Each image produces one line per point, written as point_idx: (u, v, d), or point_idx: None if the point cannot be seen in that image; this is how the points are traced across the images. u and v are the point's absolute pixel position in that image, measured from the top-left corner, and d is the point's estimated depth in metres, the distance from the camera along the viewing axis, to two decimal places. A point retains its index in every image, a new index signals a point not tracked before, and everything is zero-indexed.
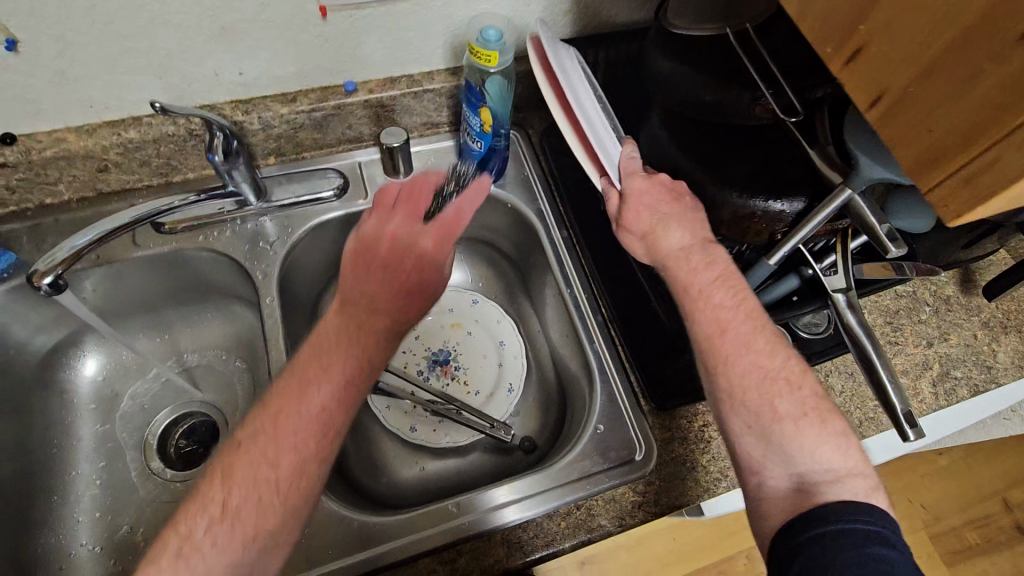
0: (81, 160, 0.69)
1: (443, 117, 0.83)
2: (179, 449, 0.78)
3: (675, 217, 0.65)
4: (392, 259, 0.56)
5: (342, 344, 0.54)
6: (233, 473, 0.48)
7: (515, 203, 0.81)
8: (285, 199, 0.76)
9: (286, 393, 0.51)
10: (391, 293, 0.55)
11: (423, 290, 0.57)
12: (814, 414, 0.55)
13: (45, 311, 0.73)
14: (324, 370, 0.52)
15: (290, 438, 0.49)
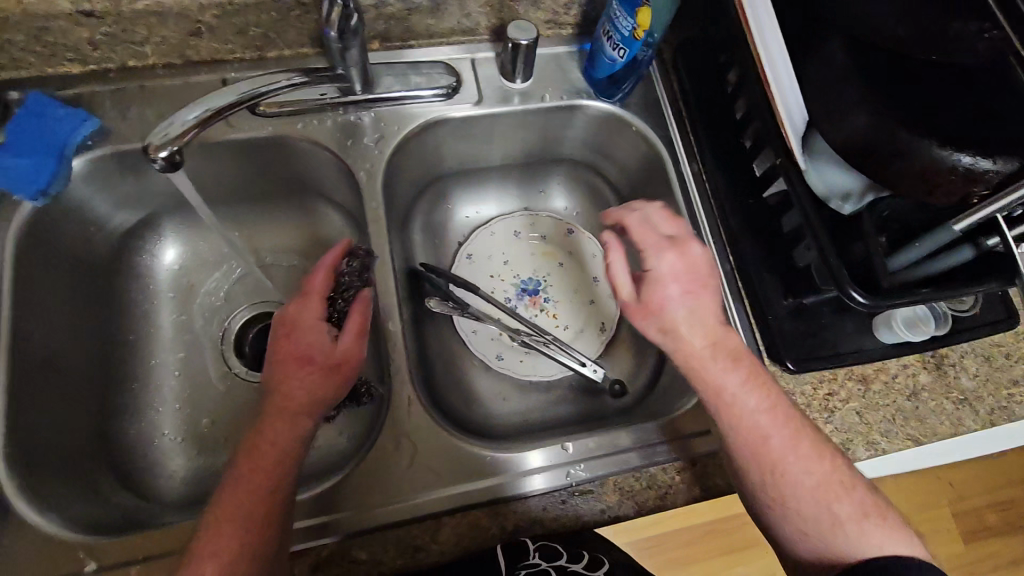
0: (174, 19, 0.60)
1: (571, 17, 0.72)
2: (254, 350, 0.72)
3: (681, 250, 0.56)
4: (282, 344, 0.54)
5: (257, 452, 0.48)
6: None
7: (643, 129, 0.72)
8: (391, 93, 0.68)
9: (214, 522, 0.46)
10: (283, 378, 0.52)
11: (329, 361, 0.53)
12: (876, 511, 0.50)
13: (128, 188, 0.67)
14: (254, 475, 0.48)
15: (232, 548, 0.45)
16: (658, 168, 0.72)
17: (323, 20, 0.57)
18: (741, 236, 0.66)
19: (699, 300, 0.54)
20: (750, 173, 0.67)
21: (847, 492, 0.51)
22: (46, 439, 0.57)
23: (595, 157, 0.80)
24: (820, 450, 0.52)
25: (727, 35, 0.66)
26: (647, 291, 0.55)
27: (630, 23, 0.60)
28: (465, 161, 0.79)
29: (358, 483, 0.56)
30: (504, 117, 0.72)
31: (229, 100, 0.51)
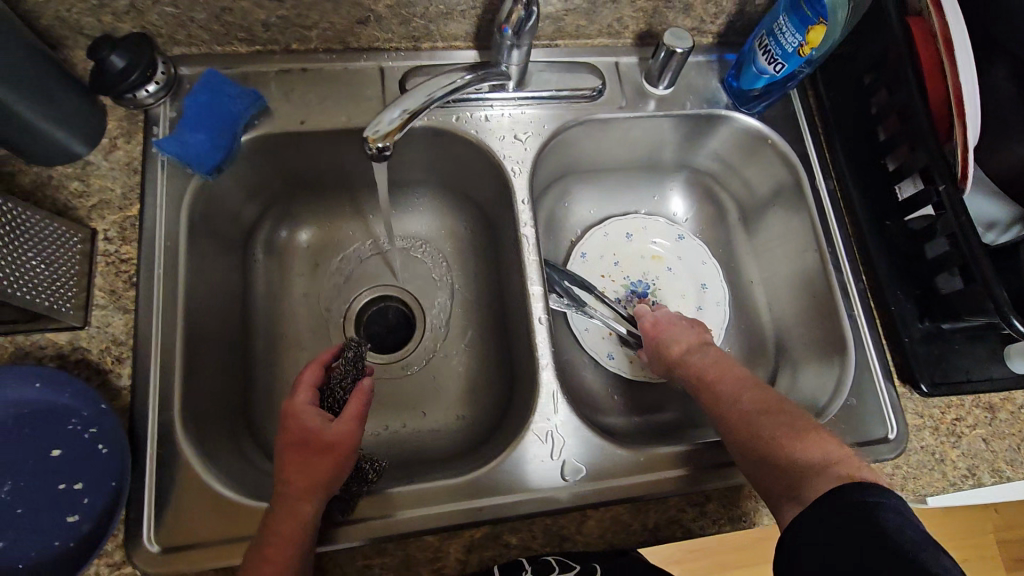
0: (348, 6, 0.62)
1: (716, 25, 0.72)
2: (369, 329, 0.78)
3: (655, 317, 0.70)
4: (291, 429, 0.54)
5: (281, 517, 0.50)
6: None
7: (778, 142, 0.73)
8: (543, 91, 0.70)
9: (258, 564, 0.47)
10: (288, 464, 0.52)
11: (324, 447, 0.53)
12: (802, 432, 0.52)
13: (279, 167, 0.69)
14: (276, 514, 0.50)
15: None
16: (792, 183, 0.73)
17: (501, 19, 0.59)
18: (877, 258, 0.68)
19: (694, 343, 0.65)
20: (893, 194, 0.68)
21: (789, 442, 0.51)
22: (209, 406, 0.60)
23: (714, 167, 0.81)
24: (789, 425, 0.53)
25: (880, 56, 0.66)
26: (656, 360, 0.68)
27: (798, 40, 0.60)
28: (589, 161, 0.80)
29: (369, 515, 0.55)
30: (641, 121, 0.73)
31: (427, 97, 0.52)
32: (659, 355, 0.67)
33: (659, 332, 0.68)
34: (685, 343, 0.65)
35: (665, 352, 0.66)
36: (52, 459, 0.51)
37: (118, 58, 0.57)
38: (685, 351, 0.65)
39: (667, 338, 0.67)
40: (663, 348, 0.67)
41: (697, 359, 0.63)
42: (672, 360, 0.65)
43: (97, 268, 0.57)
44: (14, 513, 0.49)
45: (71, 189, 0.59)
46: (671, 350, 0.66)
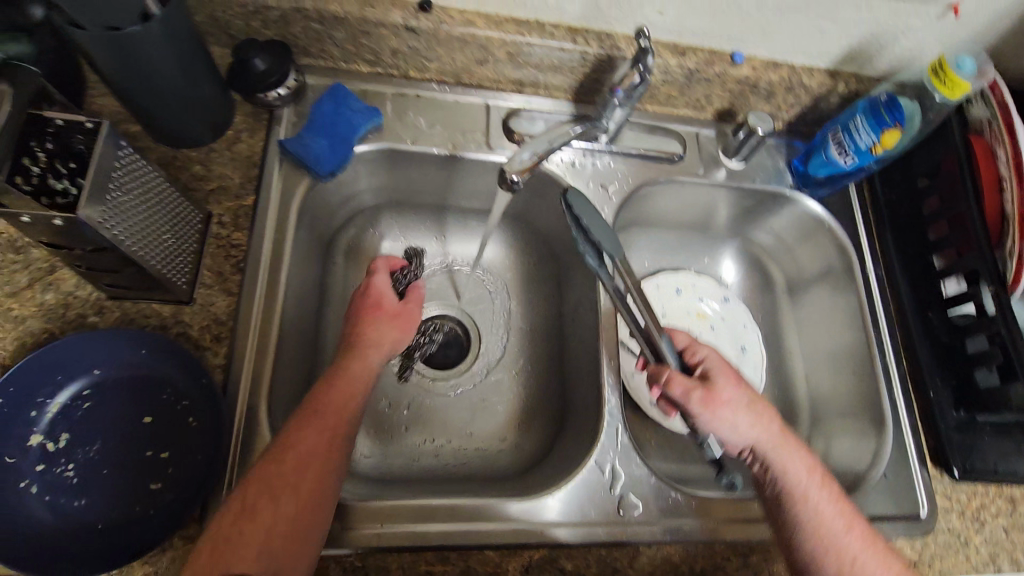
0: (474, 47, 0.67)
1: (790, 113, 0.79)
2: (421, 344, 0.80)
3: (734, 375, 0.62)
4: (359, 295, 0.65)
5: (344, 369, 0.57)
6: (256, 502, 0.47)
7: (835, 227, 0.79)
8: (631, 149, 0.76)
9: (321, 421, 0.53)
10: (358, 321, 0.62)
11: (391, 310, 0.64)
12: None
13: (376, 180, 0.73)
14: (328, 391, 0.55)
15: (293, 467, 0.49)
16: (843, 265, 0.79)
17: (614, 81, 0.64)
18: (919, 343, 0.73)
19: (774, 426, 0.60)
20: (937, 289, 0.74)
21: None
22: (285, 395, 0.62)
23: (767, 239, 0.87)
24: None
25: (936, 165, 0.74)
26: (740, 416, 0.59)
27: (873, 138, 0.67)
28: (654, 217, 0.86)
29: (416, 521, 0.57)
30: (711, 189, 0.80)
31: (556, 143, 0.56)
32: (753, 425, 0.59)
33: (750, 393, 0.61)
34: (773, 425, 0.60)
35: (755, 422, 0.59)
36: (143, 425, 0.53)
37: (261, 60, 0.62)
38: (777, 435, 0.59)
39: (762, 409, 0.60)
40: (757, 418, 0.60)
41: (787, 454, 0.59)
42: (772, 437, 0.59)
43: (207, 248, 0.60)
44: (99, 473, 0.51)
45: (193, 172, 0.62)
46: (769, 427, 0.59)
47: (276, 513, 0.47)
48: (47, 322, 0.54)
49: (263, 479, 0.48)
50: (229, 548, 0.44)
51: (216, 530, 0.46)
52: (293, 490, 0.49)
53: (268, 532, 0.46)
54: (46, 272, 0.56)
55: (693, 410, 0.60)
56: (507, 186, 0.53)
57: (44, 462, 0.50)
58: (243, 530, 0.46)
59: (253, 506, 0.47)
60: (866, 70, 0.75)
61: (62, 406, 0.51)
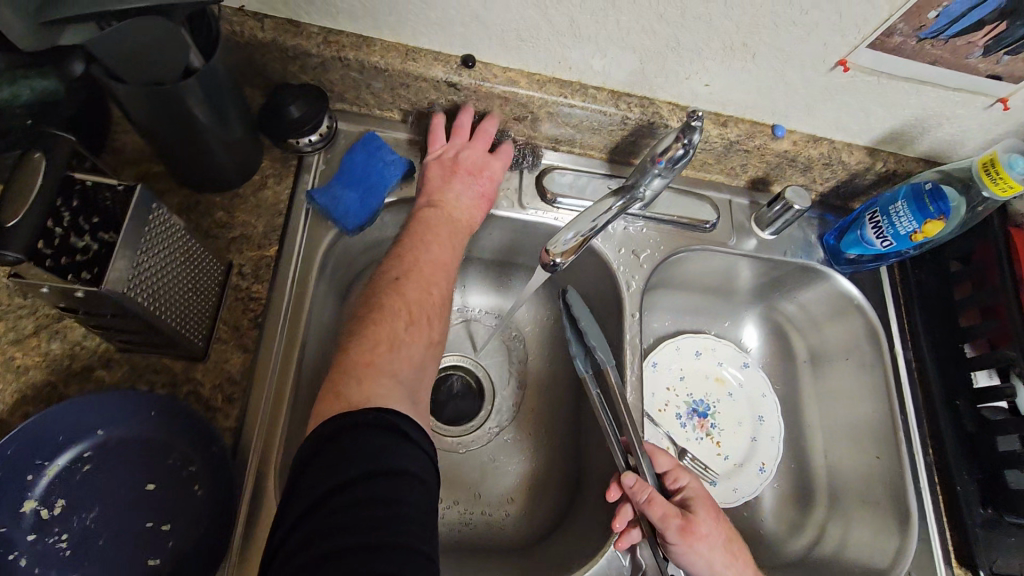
0: (514, 105, 0.65)
1: (824, 186, 0.78)
2: (433, 396, 0.78)
3: (714, 507, 0.60)
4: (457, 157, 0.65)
5: (458, 229, 0.63)
6: (393, 339, 0.53)
7: (866, 308, 0.77)
8: (664, 215, 0.74)
9: (436, 268, 0.59)
10: (463, 190, 0.64)
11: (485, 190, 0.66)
12: None
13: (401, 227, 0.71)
14: (446, 232, 0.62)
15: (433, 299, 0.58)
16: (871, 347, 0.77)
17: (656, 151, 0.62)
18: (946, 433, 0.72)
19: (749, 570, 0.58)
20: (967, 378, 0.72)
21: None
22: None
23: (792, 308, 0.85)
24: None
25: (971, 252, 0.73)
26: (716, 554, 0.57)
27: (914, 226, 0.67)
28: (679, 281, 0.83)
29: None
30: (739, 258, 0.78)
31: (602, 220, 0.54)
32: (728, 566, 0.57)
33: (729, 530, 0.59)
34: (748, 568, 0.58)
35: (730, 562, 0.57)
36: (144, 492, 0.49)
37: (296, 108, 0.61)
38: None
39: (739, 550, 0.58)
40: (735, 558, 0.57)
41: None
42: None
43: (226, 299, 0.57)
44: (95, 546, 0.47)
45: (215, 218, 0.60)
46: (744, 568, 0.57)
47: (424, 335, 0.55)
48: (51, 374, 0.51)
49: (413, 303, 0.56)
50: (397, 349, 0.52)
51: (384, 329, 0.53)
52: (430, 316, 0.56)
53: (419, 348, 0.54)
54: (54, 319, 0.53)
55: (670, 538, 0.57)
56: (548, 266, 0.54)
57: (36, 531, 0.46)
58: (403, 337, 0.53)
59: (412, 322, 0.55)
60: (905, 150, 0.74)
61: (60, 468, 0.48)
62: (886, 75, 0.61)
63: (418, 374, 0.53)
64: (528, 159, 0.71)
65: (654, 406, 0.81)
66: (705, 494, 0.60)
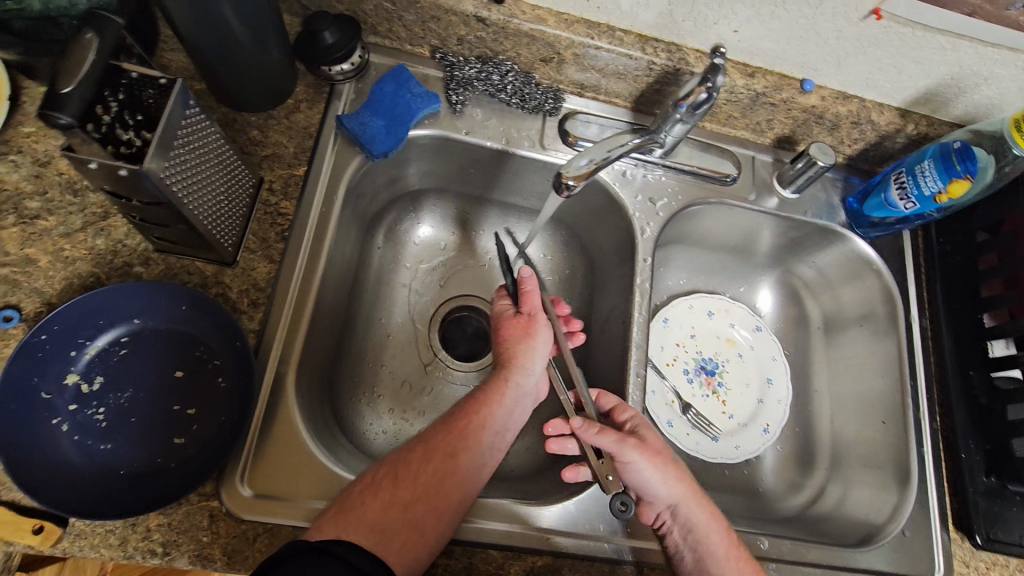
0: (541, 44, 0.66)
1: (852, 148, 0.77)
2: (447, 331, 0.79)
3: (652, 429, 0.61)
4: (509, 323, 0.65)
5: (485, 389, 0.59)
6: (380, 478, 0.50)
7: (884, 271, 0.77)
8: (685, 165, 0.74)
9: (447, 434, 0.54)
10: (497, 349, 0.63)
11: (530, 325, 0.64)
12: None
13: (425, 162, 0.73)
14: (456, 416, 0.56)
15: (413, 466, 0.51)
16: (886, 311, 0.76)
17: (679, 95, 0.62)
18: (956, 403, 0.72)
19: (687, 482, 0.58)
20: (983, 348, 0.71)
21: None
22: (313, 367, 0.63)
23: (810, 274, 0.84)
24: None
25: (1000, 221, 0.71)
26: (659, 466, 0.57)
27: (939, 186, 0.66)
28: (696, 237, 0.84)
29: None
30: (759, 216, 0.78)
31: (615, 152, 0.55)
32: (672, 478, 0.57)
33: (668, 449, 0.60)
34: (687, 480, 0.58)
35: (672, 476, 0.57)
36: (174, 379, 0.54)
37: (329, 34, 0.63)
38: (691, 490, 0.58)
39: (679, 466, 0.59)
40: (675, 473, 0.58)
41: (700, 511, 0.57)
42: (688, 493, 0.57)
43: (256, 213, 0.60)
44: (127, 421, 0.52)
45: (250, 136, 0.63)
46: (686, 480, 0.58)
47: (393, 497, 0.49)
48: (95, 267, 0.55)
49: (389, 472, 0.51)
50: (345, 515, 0.47)
51: (341, 498, 0.49)
52: (410, 489, 0.50)
53: (380, 512, 0.47)
54: (99, 218, 0.57)
55: (620, 457, 0.57)
56: (562, 192, 0.54)
57: (77, 403, 0.51)
58: (363, 502, 0.48)
59: (375, 487, 0.49)
60: (938, 113, 0.72)
61: (100, 349, 0.53)
62: (922, 27, 0.60)
63: (383, 543, 0.46)
64: (550, 102, 0.72)
65: (661, 359, 0.82)
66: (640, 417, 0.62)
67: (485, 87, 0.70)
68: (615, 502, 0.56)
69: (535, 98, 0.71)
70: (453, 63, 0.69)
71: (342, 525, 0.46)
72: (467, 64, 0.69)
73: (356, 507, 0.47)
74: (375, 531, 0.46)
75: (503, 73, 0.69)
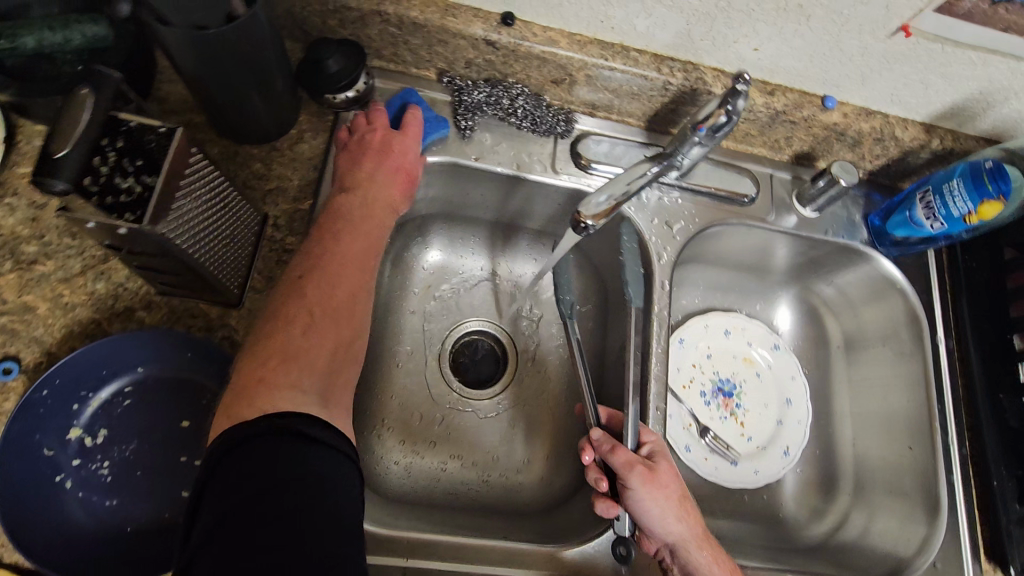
0: (552, 66, 0.64)
1: (874, 164, 0.75)
2: (458, 359, 0.77)
3: (670, 463, 0.58)
4: (364, 141, 0.61)
5: (380, 222, 0.59)
6: (307, 316, 0.50)
7: (908, 291, 0.74)
8: (701, 186, 0.72)
9: (357, 262, 0.55)
10: (387, 181, 0.60)
11: (408, 170, 0.62)
12: None
13: (433, 187, 0.71)
14: (352, 243, 0.56)
15: (340, 294, 0.52)
16: (910, 332, 0.74)
17: (698, 118, 0.60)
18: (985, 427, 0.70)
19: (692, 524, 0.56)
20: (1012, 371, 0.69)
21: None
22: None
23: (829, 291, 0.82)
24: None
25: None
26: (663, 504, 0.55)
27: (969, 207, 0.63)
28: (712, 256, 0.81)
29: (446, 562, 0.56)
30: (778, 234, 0.75)
31: (636, 183, 0.53)
32: (679, 519, 0.55)
33: (683, 489, 0.57)
34: (692, 522, 0.56)
35: (681, 518, 0.55)
36: (179, 428, 0.52)
37: (334, 62, 0.60)
38: (695, 534, 0.55)
39: (690, 506, 0.57)
40: (682, 515, 0.55)
41: (700, 556, 0.55)
42: (695, 537, 0.55)
43: (259, 249, 0.58)
44: (133, 476, 0.50)
45: (252, 169, 0.61)
46: (692, 524, 0.55)
47: (328, 334, 0.50)
48: (95, 312, 0.53)
49: (317, 304, 0.51)
50: (296, 360, 0.47)
51: (278, 345, 0.48)
52: (344, 317, 0.52)
53: (321, 355, 0.49)
54: (99, 261, 0.55)
55: (628, 484, 0.56)
56: (579, 229, 0.54)
57: (80, 458, 0.49)
58: (293, 349, 0.48)
59: (314, 326, 0.50)
60: (965, 128, 0.69)
61: (103, 400, 0.51)
62: (952, 42, 0.58)
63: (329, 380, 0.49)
64: (562, 125, 0.69)
65: (677, 381, 0.80)
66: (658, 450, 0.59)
67: (495, 110, 0.68)
68: (618, 548, 0.58)
69: (546, 121, 0.69)
70: (460, 86, 0.67)
71: (296, 366, 0.47)
72: (476, 88, 0.67)
73: (295, 361, 0.47)
74: (322, 375, 0.48)
75: (514, 96, 0.67)
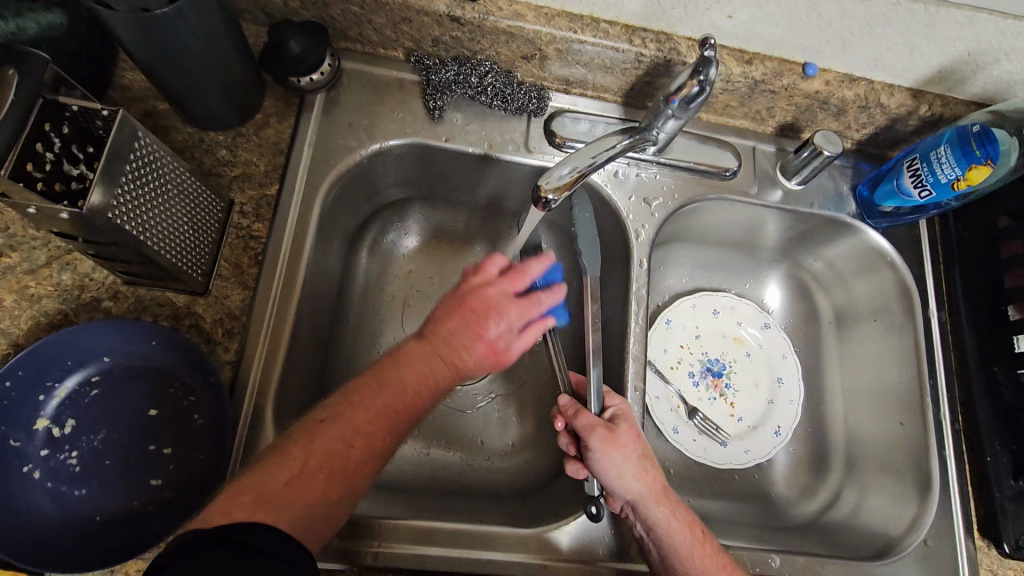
0: (520, 41, 0.62)
1: (861, 132, 0.72)
2: None
3: (632, 422, 0.57)
4: (471, 297, 0.53)
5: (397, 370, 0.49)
6: (306, 456, 0.44)
7: (897, 263, 0.72)
8: (680, 161, 0.70)
9: (377, 419, 0.47)
10: (443, 327, 0.52)
11: (493, 345, 0.52)
12: None
13: (407, 169, 0.70)
14: (374, 396, 0.48)
15: (348, 456, 0.45)
16: (901, 306, 0.72)
17: (670, 90, 0.58)
18: (978, 400, 0.68)
19: (651, 482, 0.55)
20: (1008, 343, 0.67)
21: None
22: (296, 393, 0.60)
23: (819, 266, 0.80)
24: None
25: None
26: (619, 465, 0.55)
27: (957, 173, 0.61)
28: (697, 233, 0.79)
29: (420, 546, 0.55)
30: (763, 209, 0.73)
31: (601, 157, 0.52)
32: (636, 477, 0.54)
33: (644, 449, 0.56)
34: (650, 480, 0.55)
35: (639, 475, 0.55)
36: (148, 418, 0.52)
37: (295, 44, 0.59)
38: (654, 492, 0.54)
39: (650, 464, 0.56)
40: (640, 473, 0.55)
41: (660, 512, 0.54)
42: (653, 494, 0.54)
43: (226, 238, 0.58)
44: (102, 465, 0.50)
45: (217, 156, 0.60)
46: (650, 482, 0.55)
47: (312, 494, 0.44)
48: (62, 304, 0.53)
49: (317, 456, 0.45)
50: (271, 505, 0.42)
51: (261, 482, 0.43)
52: (341, 480, 0.45)
53: (300, 511, 0.43)
54: (64, 252, 0.54)
55: (587, 446, 0.56)
56: (541, 205, 0.51)
57: (48, 448, 0.49)
58: (274, 488, 0.43)
59: (302, 478, 0.44)
60: (954, 92, 0.66)
61: (70, 391, 0.51)
62: None
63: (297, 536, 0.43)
64: (534, 102, 0.68)
65: (664, 362, 0.78)
66: (619, 408, 0.59)
67: (464, 89, 0.66)
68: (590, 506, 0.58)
69: (518, 99, 0.67)
70: (429, 66, 0.66)
71: (266, 515, 0.41)
72: (444, 66, 0.65)
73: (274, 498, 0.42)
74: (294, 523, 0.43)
75: (482, 74, 0.65)
